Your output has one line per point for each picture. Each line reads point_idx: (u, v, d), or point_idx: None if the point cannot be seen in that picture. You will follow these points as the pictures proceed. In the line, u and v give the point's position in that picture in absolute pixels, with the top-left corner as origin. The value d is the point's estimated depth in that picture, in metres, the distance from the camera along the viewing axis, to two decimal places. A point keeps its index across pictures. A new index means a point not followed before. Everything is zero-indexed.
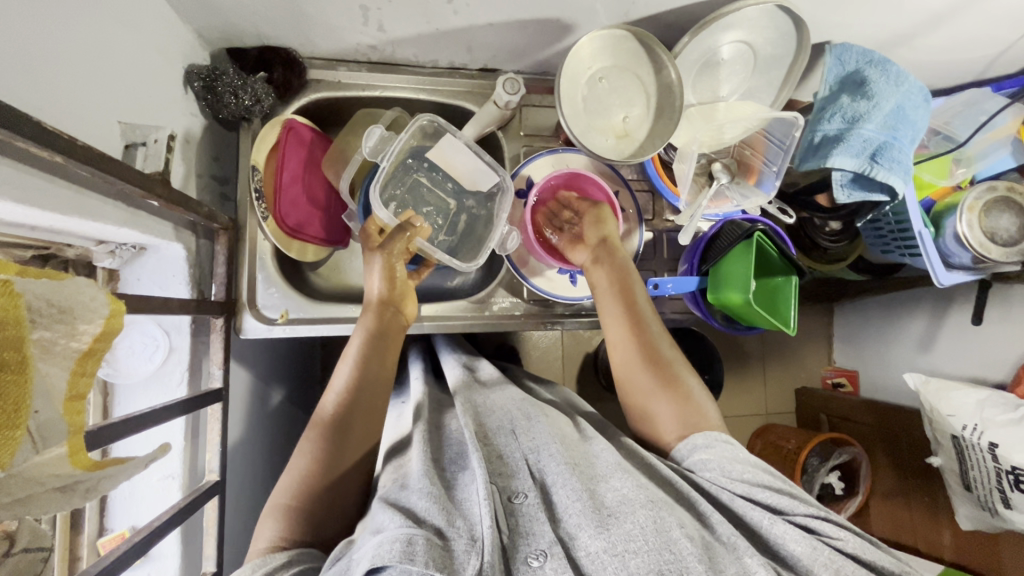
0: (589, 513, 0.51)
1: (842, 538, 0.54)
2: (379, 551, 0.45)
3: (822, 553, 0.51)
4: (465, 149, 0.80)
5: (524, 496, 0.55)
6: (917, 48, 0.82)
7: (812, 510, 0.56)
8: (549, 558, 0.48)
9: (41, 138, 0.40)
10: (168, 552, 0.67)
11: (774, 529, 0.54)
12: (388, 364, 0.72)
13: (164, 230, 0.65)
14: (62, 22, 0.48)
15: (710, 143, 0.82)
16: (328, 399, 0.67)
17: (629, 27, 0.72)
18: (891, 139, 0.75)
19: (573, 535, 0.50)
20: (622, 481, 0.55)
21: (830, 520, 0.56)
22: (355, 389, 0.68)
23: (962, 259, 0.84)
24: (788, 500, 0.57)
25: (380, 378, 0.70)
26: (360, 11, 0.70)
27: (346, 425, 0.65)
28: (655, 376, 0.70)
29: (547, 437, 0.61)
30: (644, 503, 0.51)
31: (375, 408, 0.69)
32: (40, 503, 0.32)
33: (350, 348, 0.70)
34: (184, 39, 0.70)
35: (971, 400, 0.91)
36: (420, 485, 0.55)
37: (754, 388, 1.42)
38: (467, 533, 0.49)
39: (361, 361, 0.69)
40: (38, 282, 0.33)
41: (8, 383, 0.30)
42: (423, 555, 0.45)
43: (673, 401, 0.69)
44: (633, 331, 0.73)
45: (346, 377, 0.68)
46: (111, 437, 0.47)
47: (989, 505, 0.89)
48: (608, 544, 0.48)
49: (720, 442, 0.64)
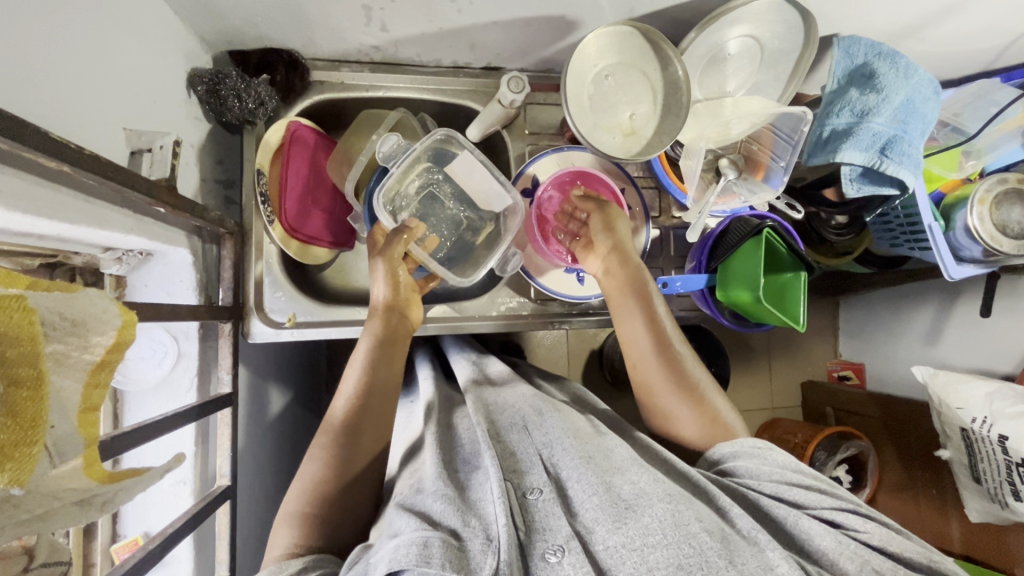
0: (608, 508, 0.51)
1: (868, 531, 0.53)
2: (396, 555, 0.45)
3: (848, 547, 0.51)
4: (481, 168, 0.79)
5: (539, 492, 0.55)
6: (925, 39, 0.81)
7: (838, 505, 0.56)
8: (567, 554, 0.48)
9: (47, 148, 0.39)
10: (182, 557, 0.67)
11: (799, 525, 0.54)
12: (395, 368, 0.71)
13: (171, 235, 0.64)
14: (64, 28, 0.47)
15: (717, 139, 0.80)
16: (338, 404, 0.67)
17: (634, 23, 0.72)
18: (901, 132, 0.74)
19: (590, 530, 0.50)
20: (639, 474, 0.55)
21: (857, 513, 0.55)
22: (365, 394, 0.67)
23: (973, 252, 0.83)
24: (814, 495, 0.57)
25: (389, 384, 0.70)
26: (363, 11, 0.69)
27: (358, 429, 0.65)
28: (671, 381, 0.70)
29: (560, 432, 0.61)
30: (661, 496, 0.51)
31: (384, 413, 0.68)
32: (59, 519, 0.32)
33: (359, 354, 0.70)
34: (186, 43, 0.70)
35: (980, 392, 0.91)
36: (434, 487, 0.55)
37: (761, 382, 1.42)
38: (483, 532, 0.49)
39: (370, 366, 0.69)
40: (50, 296, 0.32)
41: (23, 401, 0.29)
42: (440, 557, 0.44)
43: (693, 404, 0.69)
44: (648, 334, 0.72)
45: (356, 381, 0.68)
46: (123, 447, 0.47)
47: (999, 498, 0.88)
48: (626, 538, 0.48)
49: (747, 446, 0.64)
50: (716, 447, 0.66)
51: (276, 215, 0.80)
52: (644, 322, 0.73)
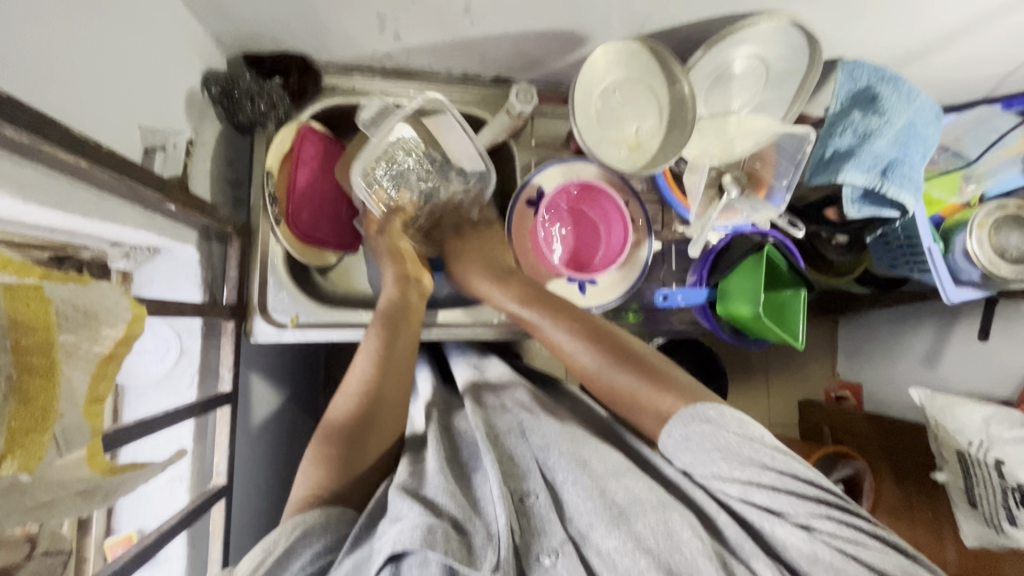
0: (602, 511, 0.51)
1: (843, 537, 0.51)
2: (400, 537, 0.46)
3: (819, 558, 0.50)
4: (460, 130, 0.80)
5: (535, 496, 0.55)
6: (929, 65, 0.82)
7: (812, 508, 0.53)
8: (561, 557, 0.50)
9: (68, 144, 0.40)
10: (174, 554, 0.68)
11: (775, 532, 0.53)
12: (415, 327, 0.75)
13: (179, 233, 0.65)
14: (83, 27, 0.48)
15: (721, 156, 0.83)
16: (361, 362, 0.70)
17: (643, 40, 0.72)
18: (902, 155, 0.76)
19: (585, 534, 0.52)
20: (633, 481, 0.55)
21: (832, 515, 0.52)
22: (389, 346, 0.71)
23: (971, 276, 0.83)
24: (788, 499, 0.53)
25: (409, 344, 0.73)
26: (377, 20, 0.71)
27: (386, 380, 0.69)
28: (647, 380, 0.65)
29: (558, 435, 0.61)
30: (654, 504, 0.53)
31: (404, 363, 0.72)
32: (63, 508, 0.32)
33: (374, 326, 0.73)
34: (203, 46, 0.71)
35: (977, 416, 0.92)
36: (435, 480, 0.55)
37: (757, 399, 1.42)
38: (484, 529, 0.50)
39: (388, 325, 0.73)
40: (65, 287, 0.33)
41: (36, 389, 0.29)
42: (444, 544, 0.45)
43: (666, 393, 0.63)
44: (589, 341, 0.70)
45: (378, 340, 0.71)
46: (125, 440, 0.47)
47: (994, 522, 0.88)
48: (620, 542, 0.49)
49: (700, 422, 0.58)
50: (670, 420, 0.60)
51: (283, 217, 0.80)
52: (577, 334, 0.71)
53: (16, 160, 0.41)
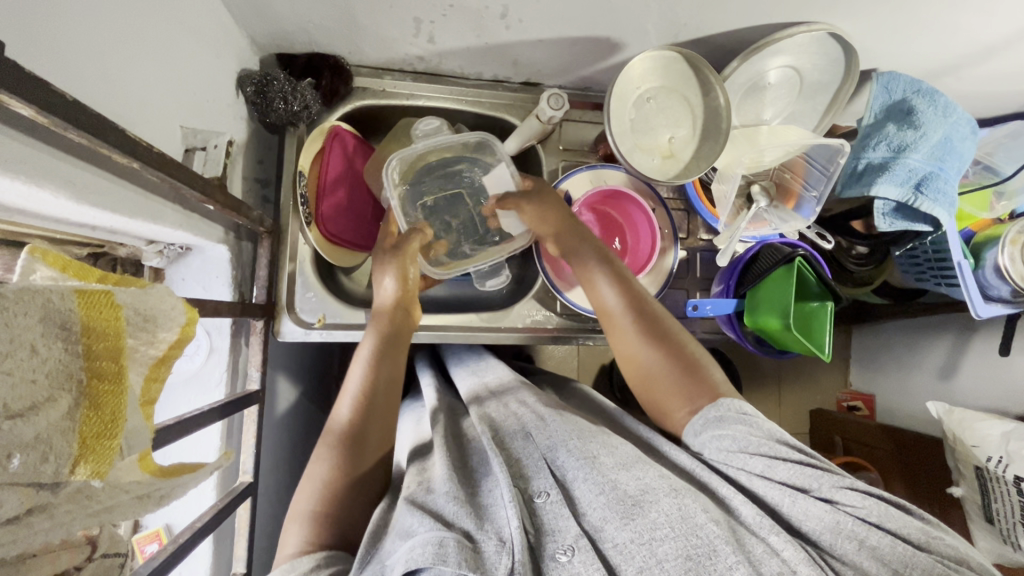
0: (615, 506, 0.51)
1: (866, 506, 0.51)
2: (411, 555, 0.45)
3: (842, 528, 0.49)
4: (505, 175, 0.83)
5: (546, 495, 0.55)
6: (963, 78, 0.82)
7: (836, 481, 0.53)
8: (577, 553, 0.48)
9: (124, 145, 0.41)
10: (201, 551, 0.68)
11: (795, 507, 0.52)
12: (398, 365, 0.72)
13: (213, 232, 0.66)
14: (131, 29, 0.49)
15: (751, 166, 0.81)
16: (344, 405, 0.67)
17: (680, 49, 0.72)
18: (937, 169, 0.74)
19: (598, 528, 0.51)
20: (643, 470, 0.55)
21: (855, 488, 0.53)
22: (371, 389, 0.67)
23: (1001, 292, 0.82)
24: (811, 473, 0.54)
25: (392, 383, 0.70)
26: (413, 23, 0.71)
27: (364, 434, 0.64)
28: (681, 367, 0.66)
29: (564, 432, 0.61)
30: (667, 491, 0.52)
31: (388, 406, 0.69)
32: (121, 510, 0.33)
33: (364, 346, 0.71)
34: (239, 46, 0.71)
35: (995, 431, 0.90)
36: (445, 488, 0.54)
37: (770, 407, 1.41)
38: (495, 535, 0.49)
39: (373, 364, 0.69)
40: (130, 293, 0.33)
41: (103, 395, 0.30)
42: (455, 557, 0.45)
43: (695, 384, 0.65)
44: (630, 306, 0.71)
45: (360, 380, 0.68)
46: (164, 441, 0.48)
47: (1011, 539, 0.87)
48: (635, 533, 0.48)
49: (736, 411, 0.60)
50: (699, 411, 0.63)
51: (313, 217, 0.81)
52: (625, 294, 0.72)
53: (71, 161, 0.41)
